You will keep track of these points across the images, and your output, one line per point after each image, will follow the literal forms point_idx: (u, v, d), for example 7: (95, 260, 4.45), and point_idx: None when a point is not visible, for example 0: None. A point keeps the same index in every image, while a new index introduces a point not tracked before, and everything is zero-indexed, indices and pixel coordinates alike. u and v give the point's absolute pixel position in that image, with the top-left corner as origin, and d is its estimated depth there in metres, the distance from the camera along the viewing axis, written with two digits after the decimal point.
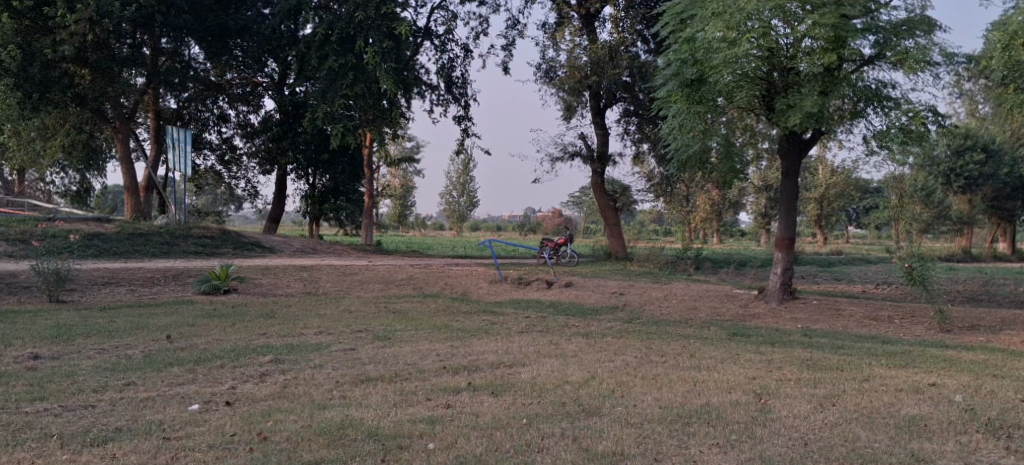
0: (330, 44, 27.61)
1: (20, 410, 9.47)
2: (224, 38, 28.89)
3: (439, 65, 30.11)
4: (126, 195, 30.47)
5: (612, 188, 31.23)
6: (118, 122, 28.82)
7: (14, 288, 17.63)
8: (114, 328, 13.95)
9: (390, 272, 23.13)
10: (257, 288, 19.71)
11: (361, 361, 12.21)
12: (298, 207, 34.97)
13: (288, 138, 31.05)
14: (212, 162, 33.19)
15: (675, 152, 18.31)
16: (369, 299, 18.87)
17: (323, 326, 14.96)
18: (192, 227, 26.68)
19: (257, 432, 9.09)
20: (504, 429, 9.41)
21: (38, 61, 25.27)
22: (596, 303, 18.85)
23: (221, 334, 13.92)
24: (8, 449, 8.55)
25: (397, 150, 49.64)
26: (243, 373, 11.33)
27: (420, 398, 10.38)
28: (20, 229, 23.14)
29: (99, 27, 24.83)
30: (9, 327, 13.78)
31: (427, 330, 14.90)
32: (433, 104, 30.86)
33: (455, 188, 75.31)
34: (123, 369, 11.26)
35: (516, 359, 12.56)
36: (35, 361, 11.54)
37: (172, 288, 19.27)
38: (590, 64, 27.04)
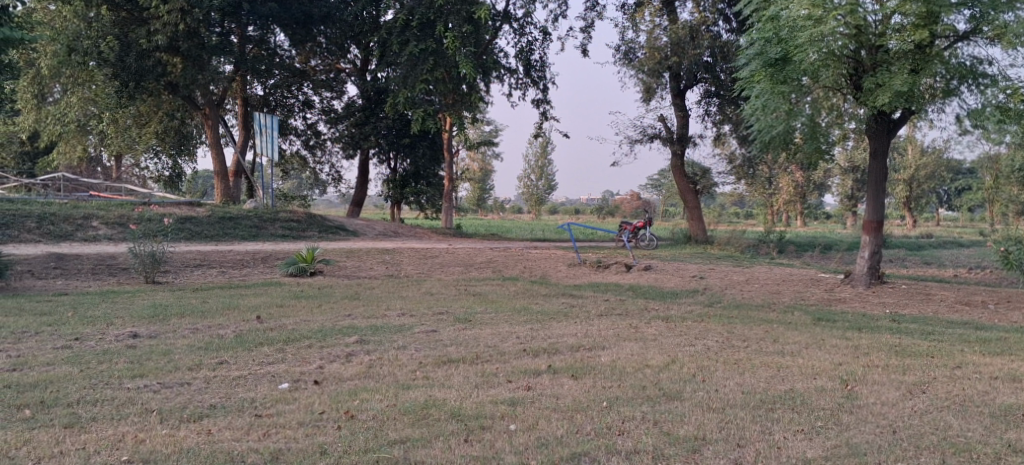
0: (410, 29, 27.81)
1: (123, 386, 9.84)
2: (308, 25, 29.30)
3: (518, 48, 30.17)
4: (216, 180, 31.41)
5: (693, 171, 30.93)
6: (207, 108, 29.70)
7: (113, 269, 18.34)
8: (207, 309, 14.44)
9: (471, 255, 23.36)
10: (342, 271, 20.15)
11: (443, 343, 12.41)
12: (381, 191, 35.40)
13: (370, 123, 31.71)
14: (297, 146, 33.94)
15: (758, 134, 17.77)
16: (449, 281, 19.10)
17: (406, 308, 15.22)
18: (279, 211, 27.35)
19: (345, 411, 9.30)
20: (585, 412, 9.45)
21: (133, 51, 26.29)
22: (676, 287, 18.71)
23: (309, 314, 14.32)
24: (112, 422, 8.81)
25: (476, 134, 50.15)
26: (330, 353, 11.63)
27: (500, 380, 10.50)
28: (119, 212, 24.04)
29: (190, 16, 25.52)
30: (109, 307, 14.40)
31: (507, 312, 15.05)
32: (511, 88, 30.94)
33: (534, 171, 75.90)
34: (216, 348, 11.65)
35: (596, 342, 12.60)
36: (134, 340, 12.02)
37: (262, 270, 19.81)
38: (670, 45, 26.72)
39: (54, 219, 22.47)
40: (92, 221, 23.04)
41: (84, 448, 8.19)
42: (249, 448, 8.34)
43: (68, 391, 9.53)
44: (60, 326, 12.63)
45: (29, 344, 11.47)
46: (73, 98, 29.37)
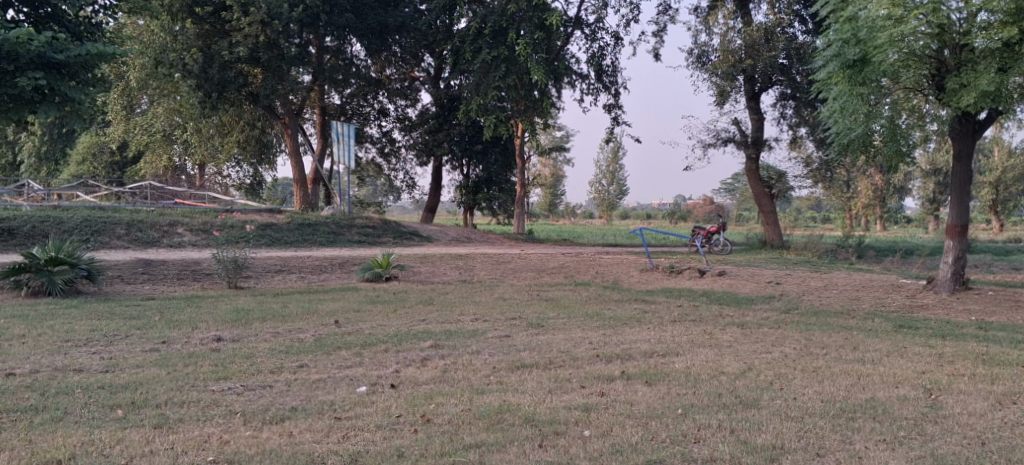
0: (483, 37, 28.08)
1: (209, 388, 10.14)
2: (384, 35, 29.55)
3: (589, 54, 30.14)
4: (295, 187, 32.15)
5: (768, 174, 30.35)
6: (287, 117, 30.43)
7: (198, 274, 18.89)
8: (287, 313, 14.79)
9: (543, 260, 23.43)
10: (417, 276, 20.42)
11: (517, 348, 12.48)
12: (453, 197, 35.72)
13: (444, 130, 32.09)
14: (373, 154, 34.53)
15: (835, 137, 17.45)
16: (522, 286, 19.21)
17: (479, 313, 15.35)
18: (355, 217, 27.81)
19: (421, 414, 9.42)
20: (660, 419, 9.41)
21: (216, 62, 26.92)
22: (752, 293, 18.48)
23: (384, 319, 14.55)
24: (199, 422, 9.03)
25: (548, 139, 50.27)
26: (405, 357, 11.80)
27: (574, 386, 10.54)
28: (202, 219, 24.75)
29: (270, 28, 26.33)
30: (194, 311, 14.86)
31: (580, 317, 15.07)
32: (583, 93, 30.95)
33: (605, 176, 75.71)
34: (296, 352, 11.92)
35: (670, 348, 12.53)
36: (218, 343, 12.39)
37: (339, 275, 20.19)
38: (744, 47, 26.72)
39: (142, 226, 23.25)
40: (178, 228, 23.77)
41: (173, 449, 8.35)
42: (328, 451, 8.46)
43: (156, 392, 9.82)
44: (148, 330, 13.07)
45: (121, 346, 11.90)
46: (159, 108, 30.30)
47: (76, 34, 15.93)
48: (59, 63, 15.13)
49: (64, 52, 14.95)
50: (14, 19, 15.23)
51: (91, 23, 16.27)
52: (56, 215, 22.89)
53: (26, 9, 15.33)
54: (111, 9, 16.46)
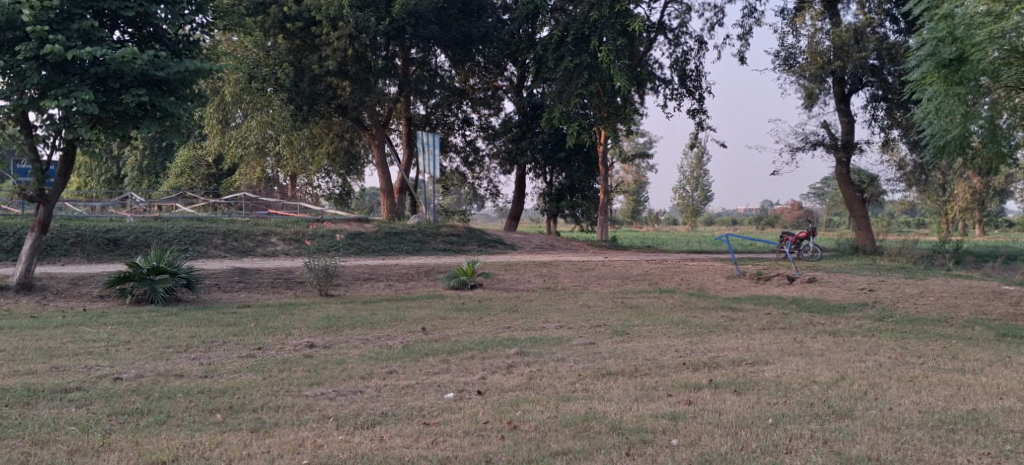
0: (566, 45, 28.16)
1: (303, 393, 10.43)
2: (468, 45, 29.89)
3: (673, 59, 29.94)
4: (382, 196, 32.76)
5: (860, 178, 29.75)
6: (374, 128, 31.03)
7: (290, 282, 19.42)
8: (376, 320, 15.10)
9: (628, 267, 23.34)
10: (502, 283, 20.58)
11: (602, 355, 12.49)
12: (537, 205, 35.84)
13: (527, 138, 32.27)
14: (457, 163, 34.94)
15: (929, 139, 17.01)
16: (606, 294, 19.18)
17: (563, 320, 15.41)
18: (441, 226, 28.17)
19: (508, 421, 9.49)
20: (750, 429, 9.30)
21: (306, 76, 27.97)
22: (844, 300, 18.09)
23: (470, 326, 14.73)
24: (294, 427, 9.24)
25: (631, 146, 50.08)
26: (492, 364, 11.93)
27: (661, 394, 10.50)
28: (294, 229, 25.40)
29: (358, 41, 26.95)
30: (288, 318, 15.29)
31: (666, 325, 14.99)
32: (667, 99, 30.75)
33: (689, 182, 74.98)
34: (385, 358, 12.17)
35: (758, 356, 12.37)
36: (311, 349, 12.73)
37: (425, 283, 20.50)
38: (833, 49, 26.02)
39: (237, 236, 24.00)
40: (271, 238, 24.46)
41: (270, 452, 8.45)
42: (418, 455, 8.49)
43: (254, 397, 10.14)
44: (245, 336, 13.51)
45: (219, 352, 12.32)
46: (253, 122, 31.18)
47: (175, 52, 16.55)
48: (159, 80, 15.82)
49: (164, 69, 15.58)
50: (119, 38, 15.93)
51: (190, 41, 16.90)
52: (156, 226, 23.79)
53: (130, 29, 16.01)
54: (208, 27, 17.07)
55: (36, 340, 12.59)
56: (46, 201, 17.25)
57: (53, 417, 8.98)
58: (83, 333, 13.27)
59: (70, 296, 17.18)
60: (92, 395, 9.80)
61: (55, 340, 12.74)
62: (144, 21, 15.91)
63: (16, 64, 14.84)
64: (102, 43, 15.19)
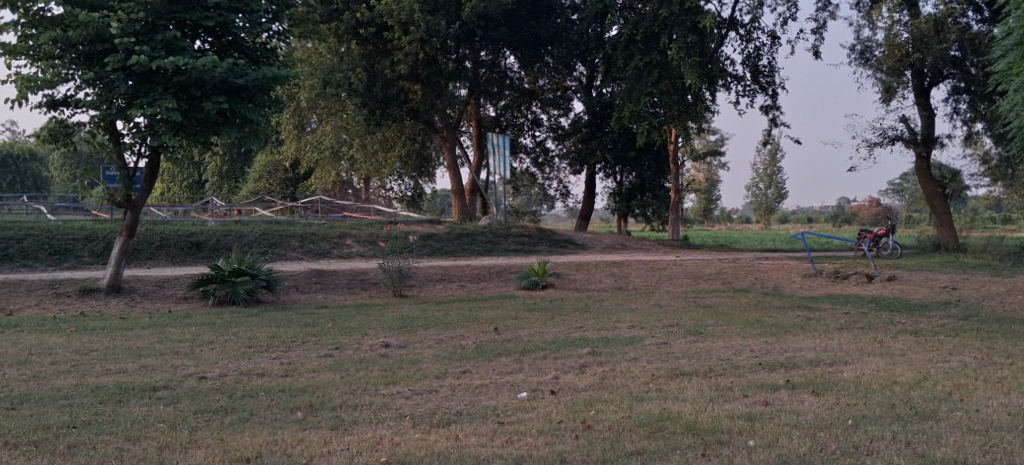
0: (636, 43, 28.11)
1: (379, 392, 10.61)
2: (537, 46, 30.05)
3: (745, 55, 29.58)
4: (453, 198, 33.10)
5: (941, 173, 29.01)
6: (445, 131, 31.37)
7: (365, 283, 19.76)
8: (449, 321, 15.25)
9: (700, 267, 23.12)
10: (573, 283, 20.59)
11: (675, 355, 12.42)
12: (607, 205, 35.72)
13: (596, 138, 32.19)
14: (527, 164, 35.06)
15: (1014, 133, 16.69)
16: (679, 293, 19.04)
17: (636, 320, 15.36)
18: (511, 227, 28.30)
19: (582, 421, 9.50)
20: (829, 430, 9.16)
21: (379, 81, 28.58)
22: (925, 299, 17.65)
23: (542, 326, 14.78)
24: (372, 425, 9.41)
25: (703, 143, 49.58)
26: (564, 364, 11.96)
27: (736, 395, 10.40)
28: (368, 231, 25.80)
29: (429, 45, 27.23)
30: (363, 318, 15.56)
31: (740, 325, 14.83)
32: (739, 95, 30.37)
33: (762, 180, 74.01)
34: (459, 358, 12.31)
35: (837, 356, 12.17)
36: (386, 349, 12.94)
37: (497, 283, 20.63)
38: (912, 41, 25.55)
39: (314, 238, 24.47)
40: (346, 240, 24.89)
41: (348, 449, 8.60)
42: (493, 454, 8.55)
43: (332, 396, 10.36)
44: (322, 336, 13.80)
45: (298, 352, 12.61)
46: (327, 126, 31.80)
47: (253, 60, 16.98)
48: (238, 87, 16.27)
49: (244, 76, 16.03)
50: (200, 47, 16.40)
51: (267, 48, 17.30)
52: (236, 229, 24.42)
53: (210, 38, 16.49)
54: (284, 34, 17.46)
55: (126, 341, 13.06)
56: (133, 207, 17.83)
57: (144, 415, 9.31)
58: (169, 333, 13.72)
59: (156, 298, 17.76)
60: (179, 394, 10.12)
61: (143, 340, 13.19)
62: (224, 30, 16.37)
63: (105, 75, 15.43)
64: (184, 53, 15.67)
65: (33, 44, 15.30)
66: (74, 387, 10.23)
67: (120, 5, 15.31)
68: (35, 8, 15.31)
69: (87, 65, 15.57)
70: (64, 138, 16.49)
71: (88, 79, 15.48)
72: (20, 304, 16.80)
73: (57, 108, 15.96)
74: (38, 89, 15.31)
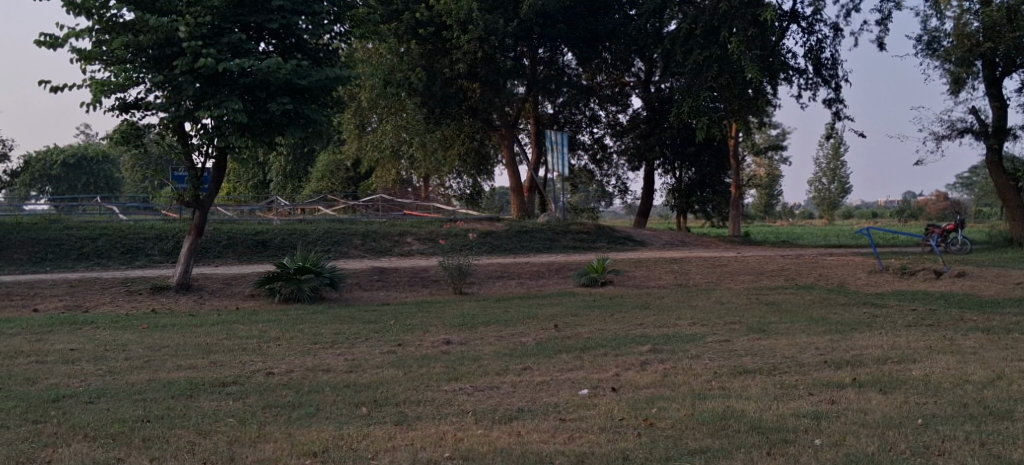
0: (695, 38, 27.86)
1: (442, 388, 10.71)
2: (595, 42, 29.99)
3: (807, 48, 29.12)
4: (512, 196, 33.26)
5: (1014, 166, 28.19)
6: (504, 129, 31.62)
7: (426, 281, 19.93)
8: (510, 318, 15.31)
9: (762, 263, 22.84)
10: (632, 280, 20.51)
11: (738, 353, 12.31)
12: (666, 201, 35.45)
13: (655, 134, 31.93)
14: (585, 161, 34.97)
15: None
16: (741, 290, 18.84)
17: (697, 317, 15.26)
18: (570, 224, 28.28)
19: (644, 419, 9.47)
20: (899, 429, 8.99)
21: (438, 80, 28.99)
22: (997, 296, 17.19)
23: (603, 323, 14.76)
24: (435, 421, 9.50)
25: (764, 138, 49.01)
26: (625, 361, 11.94)
27: (802, 393, 10.27)
28: (428, 229, 26.01)
29: (487, 44, 27.38)
30: (424, 315, 15.71)
31: (804, 322, 14.63)
32: (801, 89, 29.92)
33: (826, 174, 72.99)
34: (520, 355, 12.36)
35: (905, 354, 11.94)
36: (447, 346, 13.05)
37: (556, 280, 20.64)
38: (982, 30, 24.84)
39: (375, 237, 24.75)
40: (407, 238, 25.12)
41: (412, 444, 8.69)
42: (556, 451, 8.56)
43: (396, 392, 10.49)
44: (385, 333, 13.96)
45: (362, 349, 12.79)
46: (387, 126, 32.11)
47: (316, 61, 17.26)
48: (302, 88, 16.55)
49: (306, 78, 16.30)
50: (264, 50, 16.72)
51: (329, 50, 17.55)
52: (300, 228, 24.83)
53: (274, 40, 16.80)
54: (346, 35, 17.72)
55: (196, 337, 13.38)
56: (201, 206, 18.23)
57: (214, 410, 9.52)
58: (237, 330, 14.01)
59: (223, 295, 18.14)
60: (247, 389, 10.34)
61: (213, 336, 13.50)
62: (287, 33, 16.65)
63: (174, 78, 15.78)
64: (249, 55, 15.99)
65: (106, 49, 15.69)
66: (148, 383, 10.51)
67: (189, 9, 15.69)
68: (108, 14, 15.76)
69: (157, 69, 15.96)
70: (135, 140, 16.94)
71: (158, 83, 15.84)
72: (95, 301, 17.30)
73: (128, 111, 16.39)
74: (111, 93, 15.74)
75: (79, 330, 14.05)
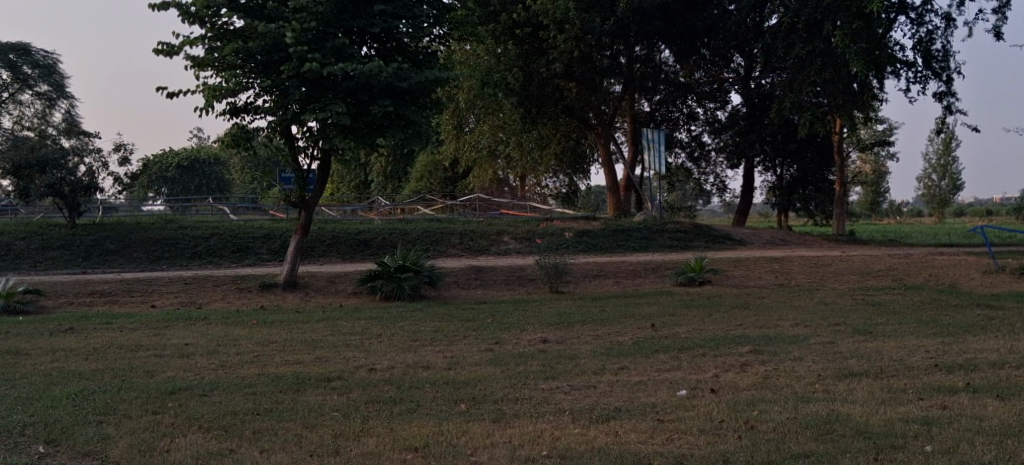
0: (797, 32, 27.28)
1: (540, 387, 10.79)
2: (693, 38, 29.66)
3: (916, 39, 28.14)
4: (608, 194, 33.28)
5: None
6: (600, 127, 31.70)
7: (522, 280, 20.06)
8: (607, 317, 15.31)
9: (868, 262, 22.21)
10: (731, 280, 20.23)
11: (843, 355, 12.03)
12: (767, 199, 34.79)
13: (755, 130, 31.33)
14: (682, 159, 34.60)
15: None
16: (845, 290, 18.38)
17: (799, 318, 14.96)
18: (667, 222, 28.01)
19: (745, 421, 9.36)
20: (1017, 437, 8.66)
21: (535, 80, 29.14)
22: None
23: (701, 323, 14.61)
24: (532, 418, 9.59)
25: (871, 133, 47.57)
26: (725, 362, 11.81)
27: (911, 397, 9.97)
28: (525, 228, 26.16)
29: (583, 43, 27.59)
30: (521, 314, 15.84)
31: (913, 324, 14.18)
32: (909, 82, 28.94)
33: (936, 170, 70.44)
34: (617, 354, 12.35)
35: (1023, 359, 11.45)
36: (545, 344, 13.13)
37: (653, 279, 20.52)
38: None
39: (473, 235, 25.03)
40: (504, 237, 25.31)
41: (511, 441, 8.81)
42: (654, 451, 8.54)
43: (494, 389, 10.62)
44: (483, 331, 14.14)
45: (461, 346, 12.98)
46: (485, 126, 32.61)
47: (416, 63, 17.55)
48: (402, 90, 16.94)
49: (407, 80, 16.63)
50: (367, 53, 17.12)
51: (429, 52, 17.81)
52: (401, 227, 25.32)
53: (376, 44, 17.20)
54: (445, 37, 17.96)
55: (302, 333, 13.79)
56: (307, 206, 18.80)
57: (320, 403, 9.83)
58: (340, 326, 14.40)
59: (328, 293, 18.65)
60: (351, 384, 10.63)
61: (318, 332, 13.91)
62: (388, 36, 17.03)
63: (281, 82, 16.35)
64: (352, 59, 16.40)
65: (218, 56, 16.34)
66: (258, 376, 10.91)
67: (294, 15, 16.18)
68: (220, 22, 16.40)
69: (265, 73, 16.50)
70: (244, 143, 17.50)
71: (266, 87, 16.39)
72: (208, 297, 18.03)
73: (238, 115, 17.00)
74: (222, 98, 16.33)
75: (193, 325, 14.67)
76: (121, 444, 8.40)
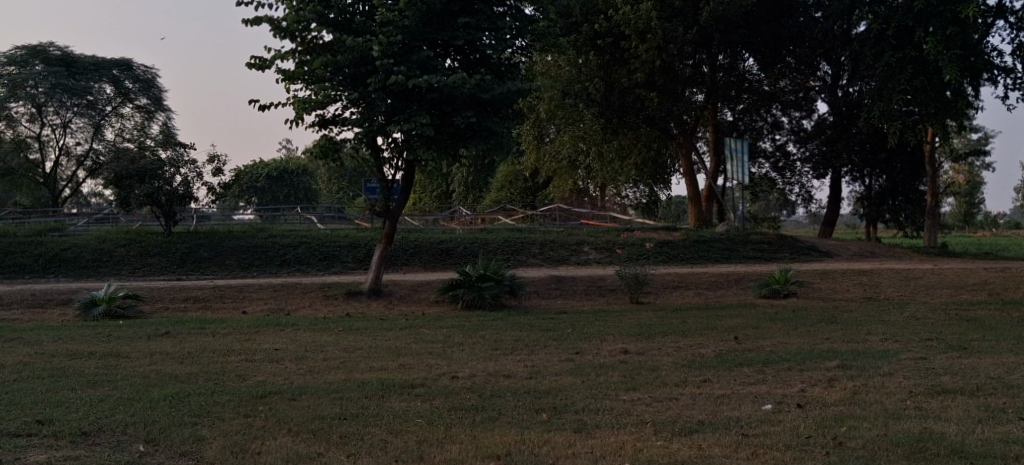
0: (887, 39, 26.61)
1: (621, 398, 10.76)
2: (779, 47, 29.18)
3: (1015, 45, 27.22)
4: (690, 205, 32.98)
5: None
6: (682, 137, 31.40)
7: (603, 290, 20.01)
8: (688, 328, 15.18)
9: (961, 276, 21.51)
10: (817, 292, 19.84)
11: (937, 371, 11.70)
12: (855, 210, 33.98)
13: (843, 140, 30.67)
14: (766, 169, 34.03)
15: None
16: (937, 305, 17.85)
17: (889, 332, 14.59)
18: (751, 233, 27.59)
19: (833, 437, 9.18)
20: None
21: (616, 89, 29.12)
22: None
23: (785, 336, 14.37)
24: (614, 430, 9.57)
25: (965, 141, 46.07)
26: (811, 377, 11.58)
27: (1009, 417, 9.64)
28: (606, 238, 26.10)
29: (665, 52, 27.47)
30: (602, 324, 15.81)
31: (1010, 340, 13.69)
32: (1008, 89, 27.98)
33: None
34: (699, 366, 12.24)
35: None
36: (625, 355, 13.08)
37: (736, 291, 20.27)
38: None
39: (554, 245, 25.08)
40: (584, 247, 25.28)
41: (593, 452, 8.82)
42: None
43: (575, 399, 10.63)
44: (563, 341, 14.16)
45: (541, 356, 13.02)
46: (566, 136, 32.61)
47: (499, 74, 17.75)
48: (485, 101, 17.12)
49: (490, 91, 16.81)
50: (450, 65, 17.32)
51: (512, 64, 17.94)
52: (483, 236, 25.54)
53: (459, 56, 17.41)
54: (527, 48, 18.07)
55: (385, 340, 14.03)
56: (391, 216, 19.12)
57: (404, 410, 9.99)
58: (423, 334, 14.61)
59: (412, 301, 18.92)
60: (434, 391, 10.78)
61: (401, 340, 14.13)
62: (472, 48, 17.23)
63: (368, 94, 16.65)
64: (437, 71, 16.64)
65: (308, 69, 16.77)
66: (344, 382, 11.14)
67: (380, 28, 16.52)
68: (309, 36, 16.83)
69: (353, 86, 16.89)
70: (332, 153, 17.90)
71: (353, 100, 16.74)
72: (297, 304, 18.49)
73: (326, 126, 17.40)
74: (311, 110, 16.74)
75: (281, 331, 15.07)
76: (215, 445, 8.68)
